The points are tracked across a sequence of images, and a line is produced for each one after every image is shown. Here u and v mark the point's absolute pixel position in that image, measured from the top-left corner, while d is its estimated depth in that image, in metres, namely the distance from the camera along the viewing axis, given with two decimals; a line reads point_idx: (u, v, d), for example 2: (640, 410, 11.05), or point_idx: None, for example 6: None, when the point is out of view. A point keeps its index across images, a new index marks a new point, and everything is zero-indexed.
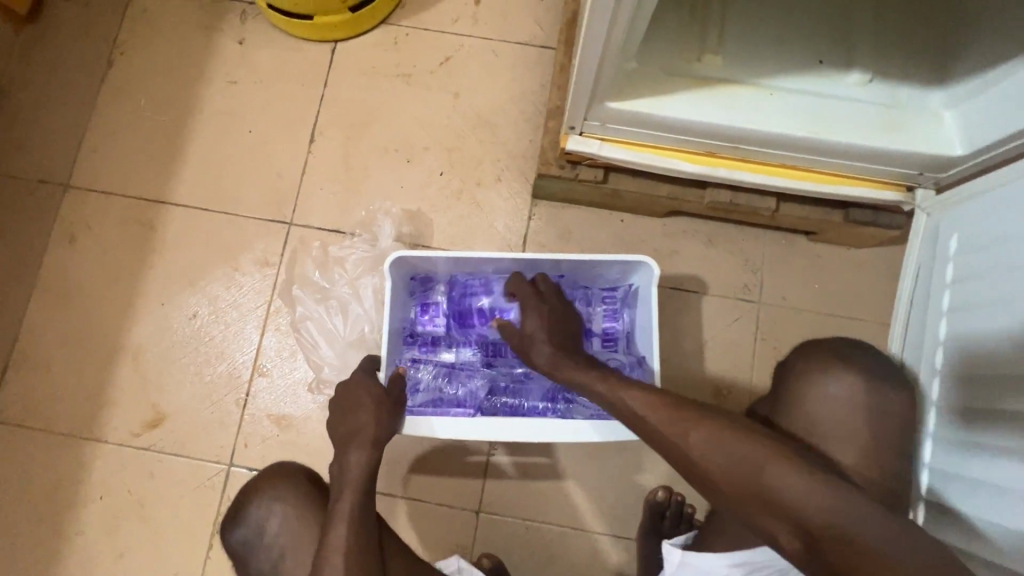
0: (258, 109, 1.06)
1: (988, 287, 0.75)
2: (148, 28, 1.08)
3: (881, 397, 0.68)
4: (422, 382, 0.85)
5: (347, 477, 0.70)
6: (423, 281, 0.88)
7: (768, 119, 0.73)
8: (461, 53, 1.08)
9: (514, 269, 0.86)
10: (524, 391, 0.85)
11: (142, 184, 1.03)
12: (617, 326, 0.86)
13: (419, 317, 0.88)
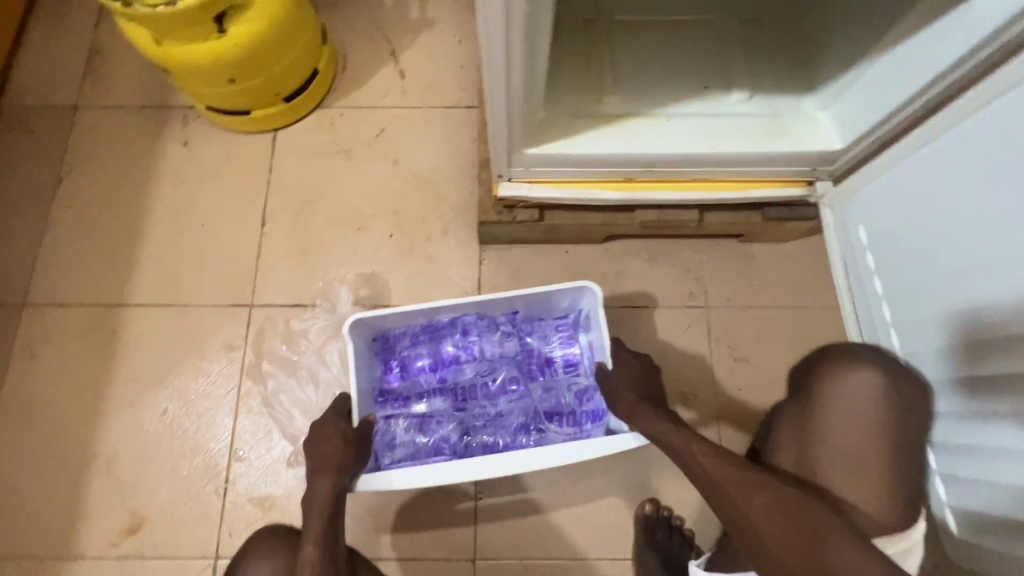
0: (208, 202, 1.10)
1: (915, 262, 0.81)
2: (94, 144, 1.13)
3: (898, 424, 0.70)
4: (397, 436, 0.86)
5: (315, 505, 0.71)
6: (384, 340, 0.91)
7: (670, 142, 0.80)
8: (395, 122, 1.16)
9: (471, 312, 0.90)
10: (498, 427, 0.88)
11: (100, 291, 1.05)
12: (573, 351, 0.91)
13: (386, 374, 0.91)
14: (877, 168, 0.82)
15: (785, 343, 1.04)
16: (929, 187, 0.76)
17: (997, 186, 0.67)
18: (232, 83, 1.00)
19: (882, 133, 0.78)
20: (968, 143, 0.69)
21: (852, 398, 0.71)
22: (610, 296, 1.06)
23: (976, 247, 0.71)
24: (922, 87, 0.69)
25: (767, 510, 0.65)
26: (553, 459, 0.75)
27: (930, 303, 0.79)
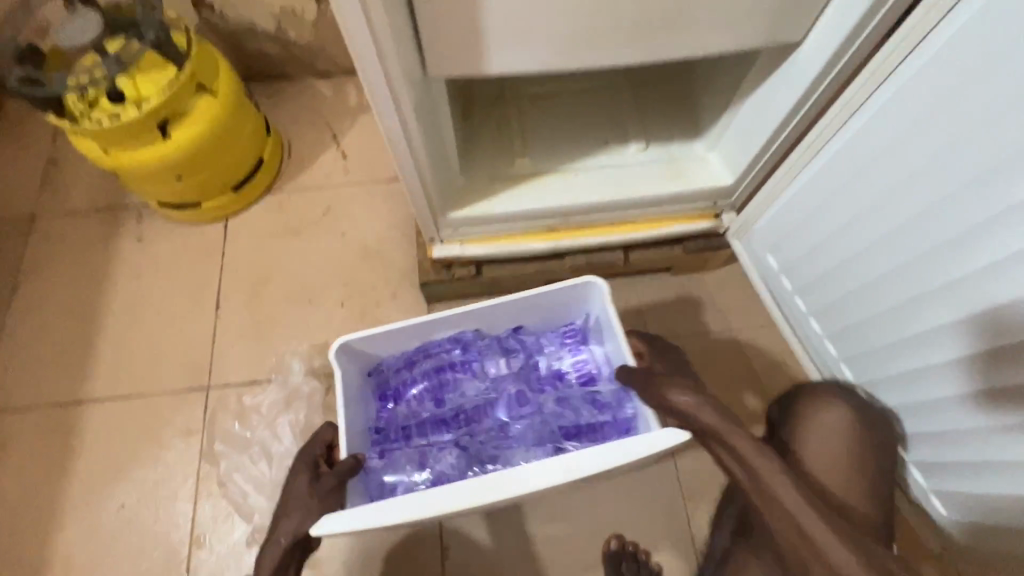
0: (162, 293, 1.15)
1: (831, 265, 0.82)
2: (51, 250, 1.18)
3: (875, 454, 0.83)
4: (397, 473, 0.82)
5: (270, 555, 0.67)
6: (378, 373, 0.90)
7: (579, 193, 0.88)
8: (340, 198, 1.23)
9: (474, 329, 0.90)
10: (510, 447, 0.84)
11: (56, 392, 1.07)
12: (585, 360, 0.90)
13: (380, 409, 0.89)
14: (781, 178, 0.86)
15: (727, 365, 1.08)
16: (825, 193, 0.78)
17: (880, 186, 0.70)
18: (178, 180, 1.07)
19: (779, 142, 0.82)
20: (851, 147, 0.72)
21: (829, 435, 0.84)
22: None
23: (879, 244, 0.73)
24: (781, 119, 0.77)
25: (805, 508, 0.61)
26: (576, 469, 0.62)
27: (857, 304, 0.81)
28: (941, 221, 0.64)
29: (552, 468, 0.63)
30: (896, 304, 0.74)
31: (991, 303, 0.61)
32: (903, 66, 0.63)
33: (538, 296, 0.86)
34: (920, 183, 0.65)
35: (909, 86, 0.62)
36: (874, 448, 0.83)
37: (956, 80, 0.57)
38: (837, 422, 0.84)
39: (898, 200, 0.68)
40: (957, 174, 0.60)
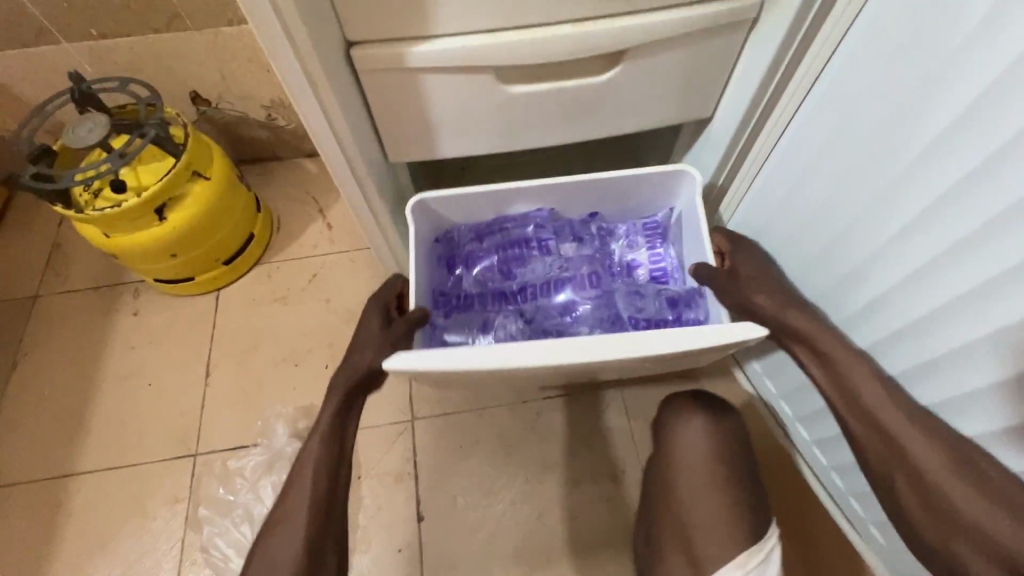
0: (155, 363, 1.20)
1: (811, 256, 0.73)
2: (51, 326, 1.24)
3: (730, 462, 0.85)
4: (454, 332, 0.87)
5: (342, 385, 0.80)
6: (445, 239, 0.95)
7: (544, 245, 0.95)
8: (325, 266, 1.32)
9: (553, 210, 0.93)
10: (578, 320, 0.87)
11: (46, 465, 1.10)
12: (661, 258, 0.92)
13: (445, 275, 0.94)
14: (746, 178, 0.82)
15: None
16: (790, 187, 0.74)
17: (836, 172, 0.65)
18: (173, 258, 1.15)
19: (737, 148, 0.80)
20: (805, 134, 0.69)
21: (689, 446, 0.87)
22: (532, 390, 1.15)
23: (844, 237, 0.67)
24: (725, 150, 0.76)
25: (872, 387, 0.65)
26: (643, 342, 0.65)
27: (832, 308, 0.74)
28: (898, 200, 0.58)
29: (620, 341, 0.66)
30: (868, 301, 0.67)
31: (982, 277, 0.51)
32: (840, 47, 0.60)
33: (622, 177, 0.87)
34: (873, 164, 0.60)
35: (849, 64, 0.59)
36: (731, 465, 0.85)
37: (890, 50, 0.54)
38: (691, 436, 0.87)
39: (855, 186, 0.63)
40: (905, 147, 0.55)
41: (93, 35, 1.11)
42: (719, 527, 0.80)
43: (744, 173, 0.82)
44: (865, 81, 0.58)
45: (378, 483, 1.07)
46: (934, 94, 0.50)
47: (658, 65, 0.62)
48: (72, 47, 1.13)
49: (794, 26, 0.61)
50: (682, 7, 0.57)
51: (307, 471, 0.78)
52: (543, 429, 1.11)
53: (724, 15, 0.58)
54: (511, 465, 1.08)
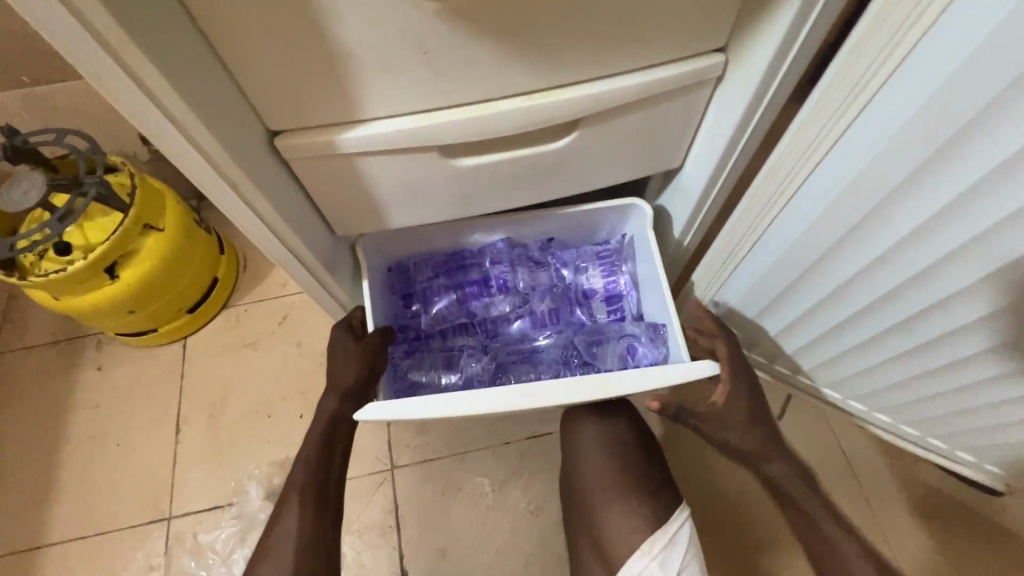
0: (122, 421, 1.16)
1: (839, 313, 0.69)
2: (11, 385, 1.19)
3: (620, 458, 0.94)
4: (420, 376, 0.83)
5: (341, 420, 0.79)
6: (400, 270, 0.87)
7: None
8: (296, 306, 1.26)
9: (507, 239, 0.86)
10: (536, 362, 0.84)
11: (15, 536, 1.06)
12: (616, 285, 0.88)
13: (403, 308, 0.87)
14: (736, 251, 0.73)
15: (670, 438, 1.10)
16: (801, 264, 0.66)
17: (866, 249, 0.58)
18: (132, 313, 1.10)
19: (710, 204, 0.72)
20: (811, 217, 0.60)
21: (588, 450, 0.96)
22: (515, 431, 1.11)
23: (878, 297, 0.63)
24: (698, 197, 0.69)
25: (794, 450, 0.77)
26: (609, 387, 0.63)
27: (869, 344, 0.71)
28: (956, 272, 0.53)
29: (585, 385, 0.63)
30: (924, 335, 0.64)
31: None
32: (848, 133, 0.51)
33: (573, 211, 0.82)
34: (915, 243, 0.54)
35: (868, 155, 0.51)
36: (620, 460, 0.94)
37: (951, 121, 0.43)
38: (590, 443, 0.96)
39: (893, 260, 0.57)
40: (963, 231, 0.49)
41: (25, 82, 1.03)
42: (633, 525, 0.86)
43: (731, 238, 0.72)
44: (897, 174, 0.50)
45: (359, 539, 1.04)
46: (1003, 185, 0.44)
47: (616, 128, 0.58)
48: (3, 94, 1.05)
49: (761, 88, 0.53)
50: (636, 72, 0.52)
51: (294, 519, 0.75)
52: (527, 473, 1.08)
53: (682, 76, 0.53)
54: (495, 512, 1.05)
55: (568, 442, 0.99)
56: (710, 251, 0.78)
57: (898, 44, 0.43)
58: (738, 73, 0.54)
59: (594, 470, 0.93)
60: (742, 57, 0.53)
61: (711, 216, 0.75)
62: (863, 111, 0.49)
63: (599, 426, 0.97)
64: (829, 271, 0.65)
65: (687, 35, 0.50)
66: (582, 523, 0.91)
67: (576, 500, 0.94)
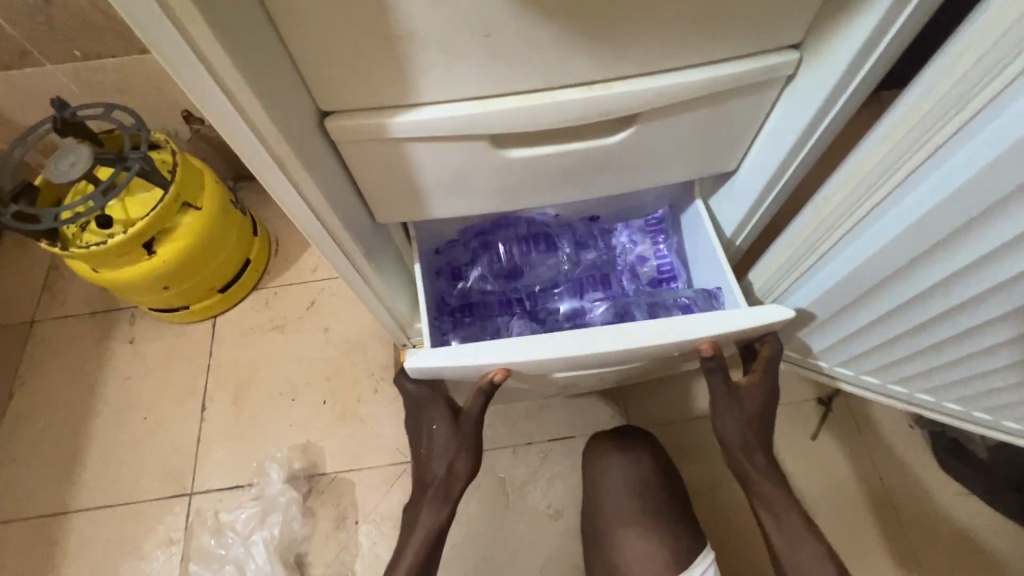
0: (150, 395, 1.17)
1: (904, 327, 0.64)
2: (47, 353, 1.22)
3: (644, 490, 0.95)
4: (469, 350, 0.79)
5: (443, 444, 0.70)
6: (447, 250, 0.85)
7: None
8: (324, 292, 1.26)
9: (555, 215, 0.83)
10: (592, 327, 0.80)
11: (44, 501, 1.08)
12: (668, 258, 0.84)
13: (450, 286, 0.85)
14: (791, 269, 0.70)
15: (682, 456, 1.06)
16: (860, 287, 0.63)
17: (939, 266, 0.54)
18: (166, 289, 1.11)
19: (767, 206, 0.68)
20: (888, 232, 0.55)
21: (611, 482, 0.97)
22: (538, 432, 1.09)
23: (947, 313, 0.58)
24: (757, 197, 0.65)
25: (770, 486, 0.73)
26: (675, 331, 0.58)
27: (926, 354, 0.67)
28: None
29: (652, 332, 0.58)
30: (986, 347, 0.60)
31: None
32: (932, 159, 0.48)
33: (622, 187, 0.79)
34: (989, 268, 0.50)
35: (950, 185, 0.47)
36: (646, 493, 0.95)
37: None
38: (614, 475, 0.97)
39: (958, 283, 0.54)
40: None
41: (76, 56, 1.04)
42: (657, 559, 0.89)
43: (795, 245, 0.67)
44: (993, 192, 0.45)
45: (375, 529, 1.04)
46: None
47: (676, 126, 0.55)
48: (55, 67, 1.06)
49: (835, 91, 0.50)
50: (703, 66, 0.49)
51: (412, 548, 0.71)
52: (548, 475, 1.06)
53: (751, 73, 0.50)
54: (513, 513, 1.04)
55: (591, 473, 0.99)
56: (764, 265, 0.74)
57: (1008, 65, 0.39)
58: (812, 73, 0.51)
59: (620, 507, 0.94)
60: (819, 54, 0.49)
61: (766, 219, 0.71)
62: (956, 136, 0.45)
63: (621, 457, 0.98)
64: (890, 293, 0.61)
65: (762, 28, 0.47)
66: (599, 555, 0.93)
67: (596, 532, 0.95)
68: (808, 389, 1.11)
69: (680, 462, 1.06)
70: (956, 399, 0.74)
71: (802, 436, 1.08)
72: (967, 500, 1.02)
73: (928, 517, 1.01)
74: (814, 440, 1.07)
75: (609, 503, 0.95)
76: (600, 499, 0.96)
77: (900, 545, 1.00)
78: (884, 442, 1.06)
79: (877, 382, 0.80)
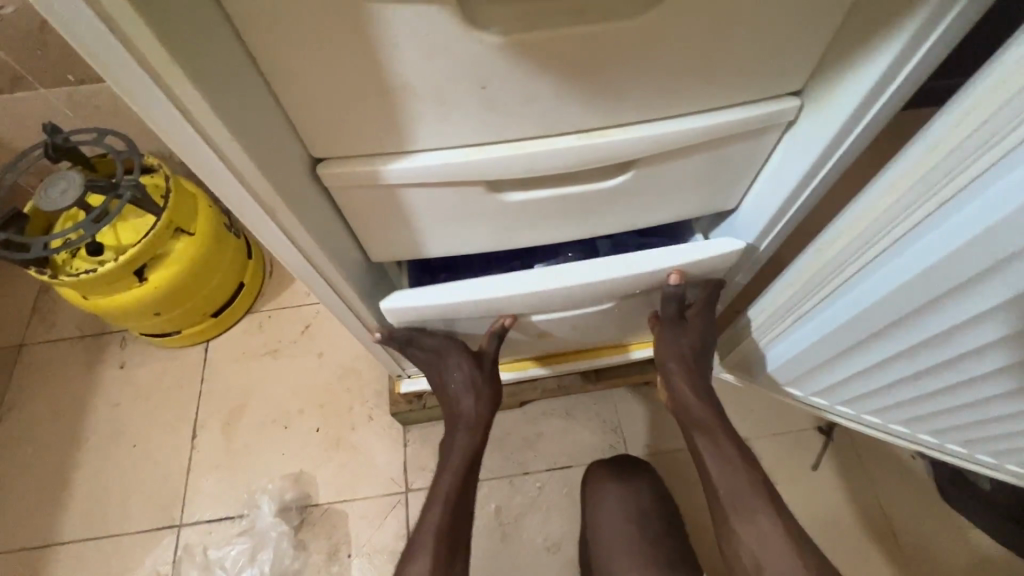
0: (140, 422, 1.15)
1: (907, 373, 0.63)
2: (36, 379, 1.20)
3: (644, 523, 0.94)
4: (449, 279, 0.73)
5: (467, 386, 0.74)
6: None
7: None
8: (319, 316, 1.24)
9: None
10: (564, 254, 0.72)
11: (29, 532, 1.06)
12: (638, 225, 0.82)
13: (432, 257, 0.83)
14: (795, 306, 0.68)
15: (681, 487, 1.05)
16: (858, 334, 0.62)
17: (938, 319, 0.53)
18: (157, 315, 1.09)
19: (766, 248, 0.67)
20: (886, 284, 0.54)
21: (611, 512, 0.95)
22: (534, 461, 1.08)
23: (947, 363, 0.57)
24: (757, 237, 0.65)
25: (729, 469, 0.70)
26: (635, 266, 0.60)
27: (929, 398, 0.66)
28: None
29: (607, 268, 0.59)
30: (991, 393, 0.59)
31: None
32: (940, 210, 0.46)
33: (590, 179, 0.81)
34: (991, 319, 0.49)
35: (948, 244, 0.46)
36: (645, 525, 0.94)
37: None
38: (615, 506, 0.95)
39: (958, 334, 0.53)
40: None
41: (71, 80, 1.04)
42: None
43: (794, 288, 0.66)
44: (992, 253, 0.44)
45: (368, 562, 1.01)
46: None
47: (674, 170, 0.54)
48: (49, 92, 1.05)
49: (835, 140, 0.50)
50: (702, 115, 0.49)
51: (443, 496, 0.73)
52: (545, 507, 1.04)
53: (752, 120, 0.49)
54: (509, 546, 1.02)
55: (588, 505, 0.97)
56: (769, 301, 0.72)
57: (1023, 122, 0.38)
58: (812, 121, 0.50)
59: (618, 538, 0.92)
60: (820, 101, 0.49)
61: (766, 258, 0.70)
62: (958, 194, 0.44)
63: (624, 489, 0.97)
64: (888, 341, 0.60)
65: (761, 78, 0.46)
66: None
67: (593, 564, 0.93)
68: (808, 418, 1.10)
69: (681, 493, 1.04)
70: (958, 440, 0.73)
71: (803, 467, 1.06)
72: (970, 534, 1.00)
73: (931, 552, 1.00)
74: (816, 470, 1.06)
75: (609, 535, 0.93)
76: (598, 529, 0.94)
77: None
78: (885, 474, 1.05)
79: (877, 421, 0.79)
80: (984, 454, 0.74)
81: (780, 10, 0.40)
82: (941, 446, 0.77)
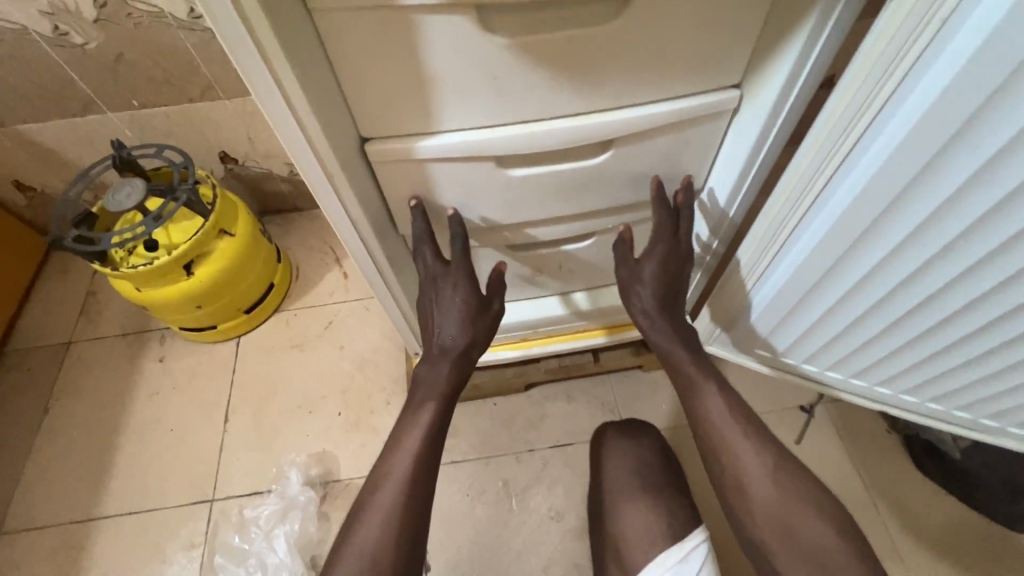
0: (177, 409, 1.26)
1: (852, 320, 0.75)
2: (82, 372, 1.31)
3: (648, 472, 1.02)
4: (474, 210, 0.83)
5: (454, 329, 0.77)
6: None
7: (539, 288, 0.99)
8: (340, 313, 1.37)
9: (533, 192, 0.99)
10: None
11: (74, 508, 1.15)
12: None
13: None
14: (753, 270, 0.80)
15: None
16: (806, 285, 0.74)
17: (864, 262, 0.65)
18: (198, 308, 1.22)
19: (730, 220, 0.80)
20: (818, 236, 0.66)
21: (618, 461, 1.04)
22: (539, 439, 1.17)
23: (880, 303, 0.69)
24: (721, 210, 0.78)
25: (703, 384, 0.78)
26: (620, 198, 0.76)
27: (874, 343, 0.77)
28: (940, 274, 0.61)
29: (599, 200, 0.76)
30: (922, 330, 0.70)
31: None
32: (843, 167, 0.58)
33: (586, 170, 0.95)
34: (900, 256, 0.62)
35: (854, 193, 0.59)
36: (649, 473, 1.01)
37: (927, 149, 0.51)
38: (622, 456, 1.04)
39: (881, 272, 0.65)
40: (946, 235, 0.56)
41: (134, 105, 1.20)
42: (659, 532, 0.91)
43: (752, 252, 0.78)
44: (886, 195, 0.57)
45: None
46: (970, 195, 0.52)
47: (646, 147, 0.68)
48: (114, 115, 1.22)
49: (770, 117, 0.63)
50: (665, 102, 0.63)
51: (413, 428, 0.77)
52: (549, 479, 1.13)
53: (704, 106, 0.63)
54: (517, 515, 1.10)
55: (599, 460, 1.06)
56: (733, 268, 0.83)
57: (881, 91, 0.51)
58: (752, 106, 0.64)
59: (624, 482, 1.00)
60: (755, 91, 0.63)
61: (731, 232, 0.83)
62: (850, 156, 0.57)
63: (630, 442, 1.06)
64: (829, 288, 0.72)
65: (708, 72, 0.60)
66: (607, 531, 0.96)
67: (604, 512, 0.98)
68: (789, 398, 1.20)
69: None
70: (908, 388, 0.83)
71: (787, 442, 1.15)
72: (943, 500, 1.08)
73: (909, 517, 1.07)
74: (799, 445, 1.14)
75: (615, 480, 1.01)
76: (605, 476, 1.03)
77: (884, 545, 1.05)
78: (862, 446, 1.14)
79: (839, 377, 0.89)
80: (934, 403, 0.84)
81: (715, 17, 0.54)
82: (897, 399, 0.87)
